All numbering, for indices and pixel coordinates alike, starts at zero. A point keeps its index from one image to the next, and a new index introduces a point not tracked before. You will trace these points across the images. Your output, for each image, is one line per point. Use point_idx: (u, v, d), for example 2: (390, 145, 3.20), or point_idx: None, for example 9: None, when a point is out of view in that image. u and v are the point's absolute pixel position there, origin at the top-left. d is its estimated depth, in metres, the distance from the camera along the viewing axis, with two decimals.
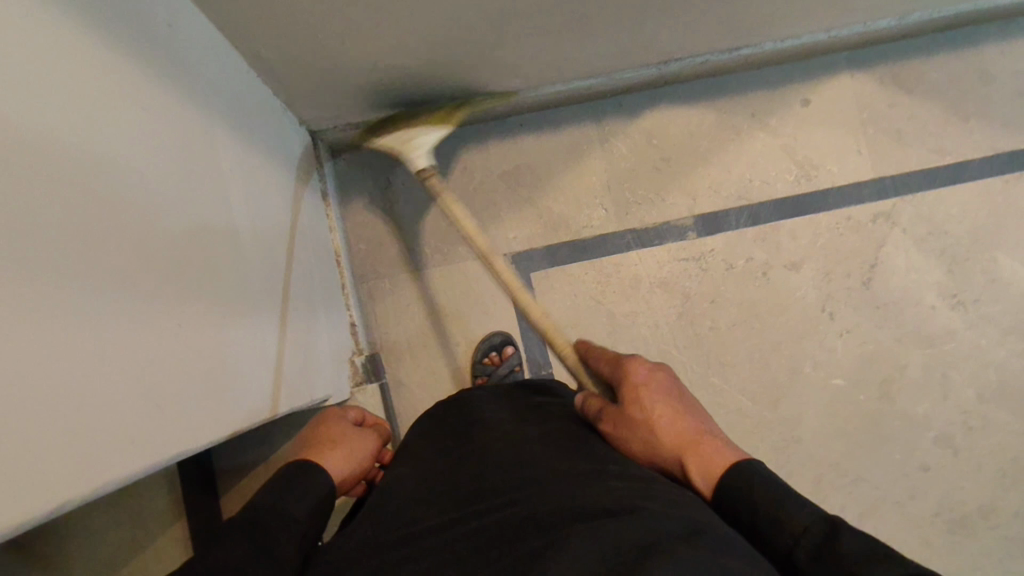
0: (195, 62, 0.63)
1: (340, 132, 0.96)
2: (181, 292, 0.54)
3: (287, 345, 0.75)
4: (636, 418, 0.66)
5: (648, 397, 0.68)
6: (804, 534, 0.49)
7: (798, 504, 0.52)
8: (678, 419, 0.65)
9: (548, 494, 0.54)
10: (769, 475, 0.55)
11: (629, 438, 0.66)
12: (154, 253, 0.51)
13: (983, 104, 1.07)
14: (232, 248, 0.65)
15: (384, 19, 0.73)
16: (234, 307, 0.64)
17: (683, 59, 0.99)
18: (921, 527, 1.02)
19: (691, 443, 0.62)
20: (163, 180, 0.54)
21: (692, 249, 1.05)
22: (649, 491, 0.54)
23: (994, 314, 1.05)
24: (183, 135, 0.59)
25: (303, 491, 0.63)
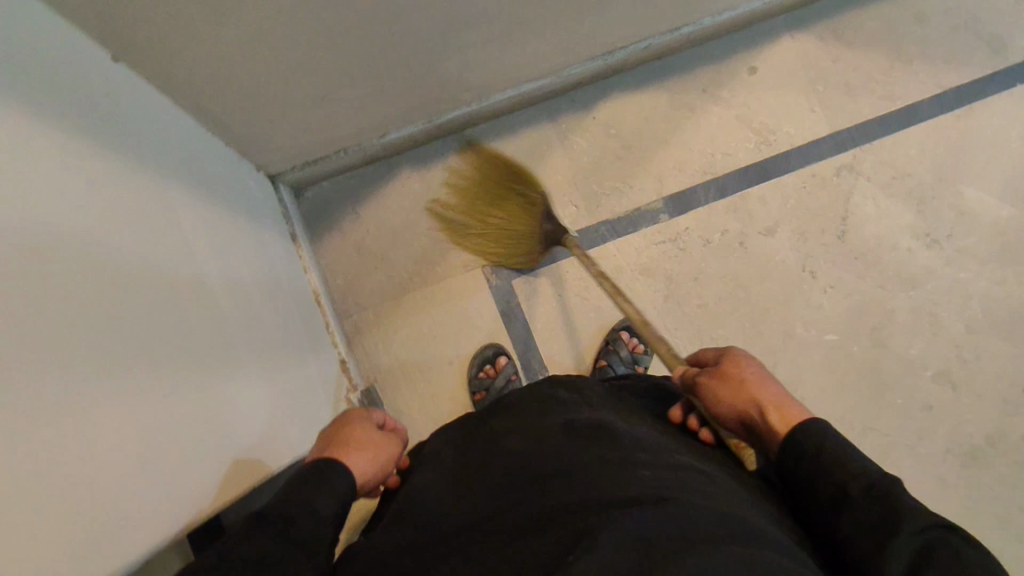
0: (142, 126, 0.62)
1: (297, 171, 0.95)
2: (167, 363, 0.53)
3: (278, 395, 0.74)
4: (727, 372, 0.67)
5: (746, 358, 0.68)
6: (854, 479, 0.53)
7: (856, 455, 0.55)
8: (769, 378, 0.65)
9: (578, 482, 0.55)
10: (831, 429, 0.58)
11: (718, 390, 0.66)
12: (134, 339, 0.50)
13: (923, 44, 1.09)
14: (210, 315, 0.63)
15: (328, 54, 0.73)
16: (223, 372, 0.62)
17: (626, 47, 0.99)
18: (934, 466, 1.04)
19: (777, 401, 0.62)
20: (129, 258, 0.53)
21: (667, 231, 1.05)
22: (685, 482, 0.55)
23: (968, 246, 1.07)
24: (141, 203, 0.57)
25: (340, 485, 0.59)
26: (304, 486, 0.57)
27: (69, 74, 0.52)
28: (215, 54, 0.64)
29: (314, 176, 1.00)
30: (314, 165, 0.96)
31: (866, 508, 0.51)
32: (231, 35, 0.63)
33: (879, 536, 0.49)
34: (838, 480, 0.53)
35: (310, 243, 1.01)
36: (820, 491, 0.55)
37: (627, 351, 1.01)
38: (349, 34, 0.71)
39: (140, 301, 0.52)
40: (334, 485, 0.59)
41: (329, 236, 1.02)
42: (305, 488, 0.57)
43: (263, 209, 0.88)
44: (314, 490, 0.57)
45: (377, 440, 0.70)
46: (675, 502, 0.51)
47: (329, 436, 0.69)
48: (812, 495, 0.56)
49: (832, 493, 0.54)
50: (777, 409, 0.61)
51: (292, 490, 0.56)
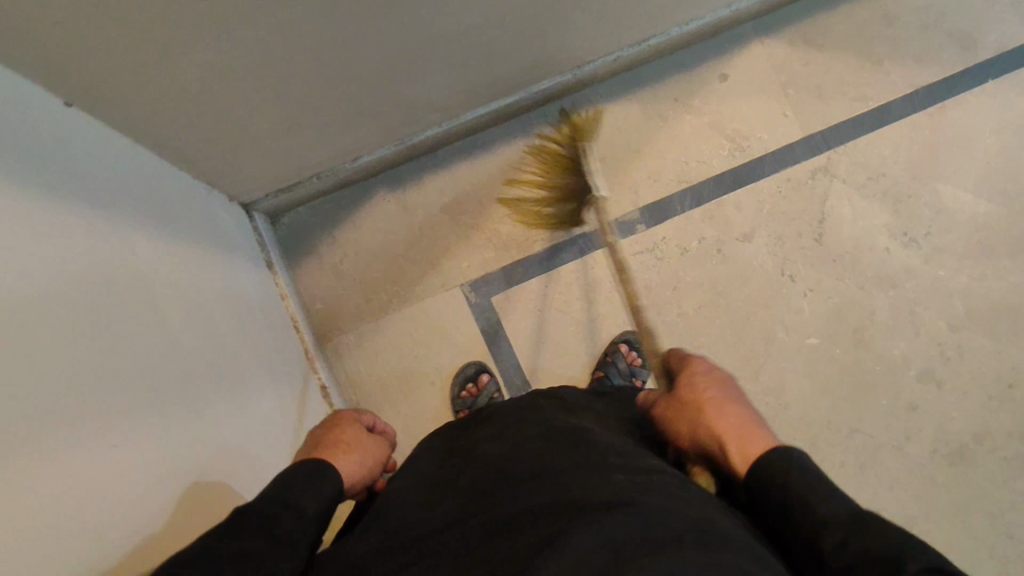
0: (99, 165, 0.62)
1: (271, 199, 0.96)
2: (126, 402, 0.53)
3: (250, 423, 0.74)
4: (685, 399, 0.67)
5: (703, 382, 0.67)
6: (829, 521, 0.50)
7: (833, 497, 0.51)
8: (726, 404, 0.64)
9: (551, 487, 0.55)
10: (805, 464, 0.55)
11: (677, 420, 0.67)
12: (89, 381, 0.50)
13: (892, 44, 1.10)
14: (175, 354, 0.63)
15: (290, 82, 0.73)
16: (188, 410, 0.62)
17: (594, 61, 1.00)
18: (922, 465, 1.03)
19: (735, 427, 0.61)
20: (86, 299, 0.53)
21: (644, 241, 1.06)
22: (653, 483, 0.55)
23: (946, 244, 1.07)
24: (100, 242, 0.57)
25: (324, 492, 0.60)
26: (289, 491, 0.58)
27: (20, 120, 0.52)
28: (174, 90, 0.65)
29: (289, 203, 1.00)
30: (287, 193, 0.96)
31: (844, 543, 0.48)
32: (189, 72, 0.63)
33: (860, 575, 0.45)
34: (815, 516, 0.51)
35: (288, 269, 1.01)
36: (801, 527, 0.52)
37: (625, 364, 1.00)
38: (309, 64, 0.72)
39: (95, 348, 0.52)
40: (320, 491, 0.60)
41: (307, 261, 1.02)
42: (290, 495, 0.57)
43: (235, 238, 0.88)
44: (299, 498, 0.57)
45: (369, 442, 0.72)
46: (642, 506, 0.51)
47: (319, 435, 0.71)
48: (792, 531, 0.53)
49: (812, 529, 0.51)
50: (734, 439, 0.60)
51: (277, 495, 0.57)
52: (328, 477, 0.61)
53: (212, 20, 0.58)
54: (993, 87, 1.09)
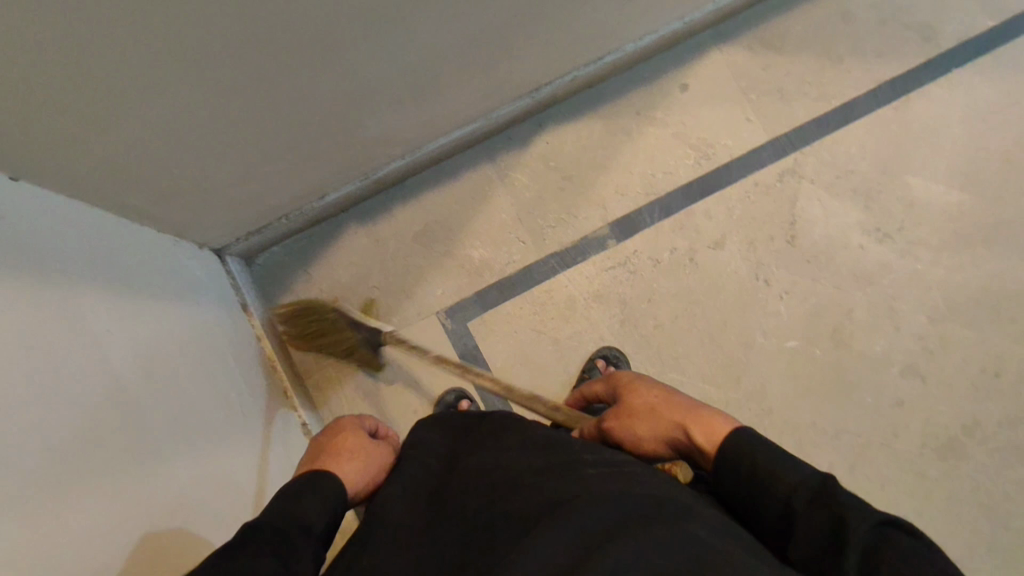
0: (54, 230, 0.64)
1: (242, 242, 0.98)
2: (87, 460, 0.55)
3: (222, 462, 0.76)
4: (635, 407, 0.71)
5: (639, 386, 0.74)
6: (796, 491, 0.53)
7: (791, 466, 0.55)
8: (672, 398, 0.69)
9: (527, 489, 0.58)
10: (759, 440, 0.58)
11: (637, 425, 0.70)
12: (50, 442, 0.52)
13: (851, 41, 1.09)
14: (138, 410, 0.64)
15: (245, 128, 0.75)
16: (150, 467, 0.63)
17: (550, 82, 1.01)
18: (912, 461, 1.02)
19: (691, 412, 0.66)
20: (43, 362, 0.54)
21: (616, 256, 1.06)
22: (621, 473, 0.58)
23: (921, 237, 1.06)
24: (57, 305, 0.59)
25: (330, 498, 0.61)
26: (297, 499, 0.59)
27: None
28: (123, 150, 0.66)
29: (261, 244, 1.02)
30: (258, 235, 0.98)
31: (810, 516, 0.52)
32: (136, 130, 0.65)
33: (830, 544, 0.49)
34: (780, 493, 0.54)
35: (265, 309, 1.03)
36: (769, 505, 0.55)
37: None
38: (257, 111, 0.74)
39: (50, 414, 0.53)
40: (326, 496, 0.61)
41: (283, 300, 1.04)
42: (299, 504, 0.58)
43: (203, 284, 0.89)
44: (307, 506, 0.59)
45: (370, 447, 0.73)
46: (608, 492, 0.54)
47: (323, 444, 0.72)
48: (762, 510, 0.56)
49: (780, 506, 0.54)
50: (694, 424, 0.64)
51: (286, 504, 0.58)
52: (331, 482, 0.63)
53: (152, 80, 0.60)
54: (956, 77, 1.09)
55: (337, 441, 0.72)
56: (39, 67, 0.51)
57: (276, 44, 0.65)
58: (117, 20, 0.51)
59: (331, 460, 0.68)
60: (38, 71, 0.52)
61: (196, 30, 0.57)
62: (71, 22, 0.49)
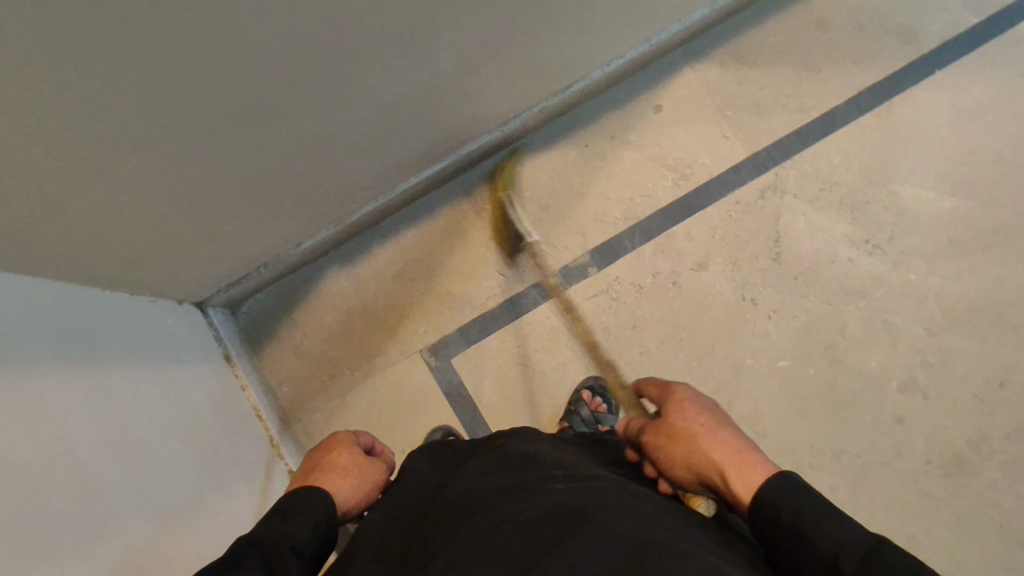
0: (31, 310, 0.65)
1: (223, 293, 0.99)
2: (62, 536, 0.56)
3: (199, 511, 0.77)
4: (676, 429, 0.63)
5: (690, 408, 0.65)
6: (848, 545, 0.47)
7: (842, 521, 0.49)
8: (719, 431, 0.61)
9: (510, 518, 0.53)
10: (807, 491, 0.52)
11: (671, 451, 0.62)
12: (22, 525, 0.53)
13: (829, 50, 1.07)
14: (105, 481, 0.64)
15: (210, 188, 0.76)
16: (117, 538, 0.62)
17: (519, 114, 1.01)
18: (917, 480, 0.99)
19: (734, 456, 0.58)
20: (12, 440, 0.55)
21: (598, 283, 1.05)
22: (588, 487, 0.56)
23: (913, 246, 1.03)
24: (35, 382, 0.60)
25: (317, 514, 0.60)
26: (282, 520, 0.57)
27: None
28: (84, 227, 0.67)
29: (244, 293, 1.03)
30: (238, 285, 1.00)
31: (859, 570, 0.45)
32: (93, 206, 0.65)
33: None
34: (827, 549, 0.48)
35: (250, 357, 1.04)
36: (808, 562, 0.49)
37: (588, 411, 0.98)
38: (219, 170, 0.74)
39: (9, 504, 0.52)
40: (315, 516, 0.60)
41: (268, 347, 1.05)
42: (287, 525, 0.57)
43: (182, 341, 0.90)
44: (295, 525, 0.57)
45: (363, 463, 0.71)
46: (573, 507, 0.52)
47: (315, 460, 0.70)
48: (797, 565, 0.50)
49: (825, 555, 0.48)
50: (733, 467, 0.57)
51: (271, 527, 0.56)
52: (321, 499, 0.61)
53: (97, 158, 0.60)
54: (941, 78, 1.06)
55: (328, 458, 0.70)
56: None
57: (227, 108, 0.65)
58: (59, 108, 0.52)
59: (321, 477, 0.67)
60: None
61: (128, 108, 0.57)
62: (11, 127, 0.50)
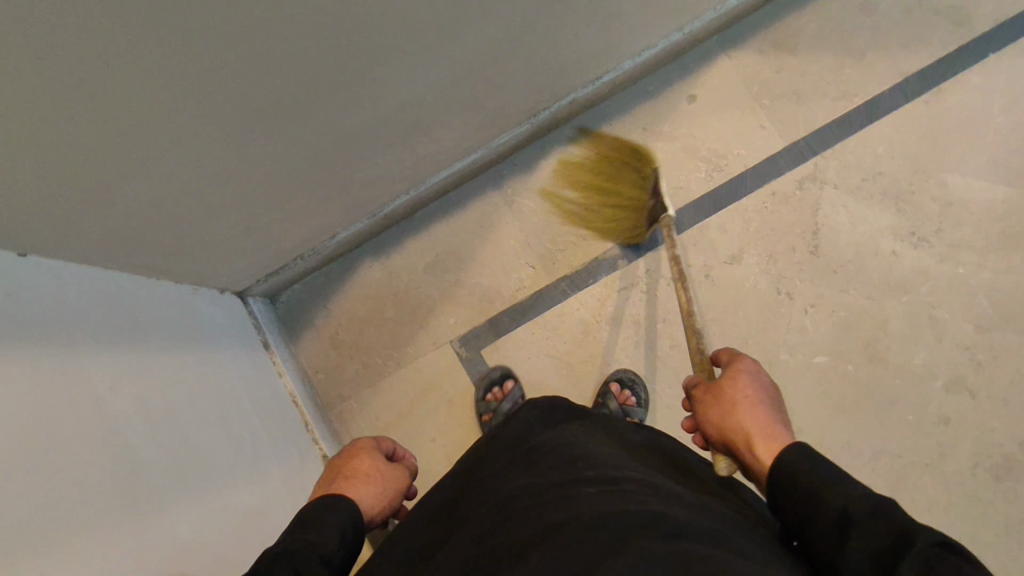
0: (76, 298, 0.69)
1: (262, 283, 1.03)
2: (105, 512, 0.60)
3: (237, 496, 0.80)
4: (722, 391, 0.65)
5: (742, 373, 0.66)
6: (853, 503, 0.49)
7: (845, 483, 0.51)
8: (759, 404, 0.62)
9: (524, 519, 0.55)
10: (812, 458, 0.54)
11: (711, 411, 0.65)
12: (67, 499, 0.57)
13: (873, 33, 1.03)
14: (137, 467, 0.66)
15: (245, 182, 0.79)
16: (149, 520, 0.65)
17: (549, 106, 1.02)
18: (963, 483, 0.94)
19: (766, 433, 0.59)
20: (57, 422, 0.59)
21: (628, 276, 1.04)
22: (616, 493, 0.55)
23: (962, 239, 0.98)
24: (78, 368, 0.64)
25: (338, 525, 0.61)
26: (309, 529, 0.59)
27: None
28: (128, 221, 0.70)
29: (282, 283, 1.07)
30: (276, 276, 1.04)
31: (865, 528, 0.47)
32: (129, 201, 0.67)
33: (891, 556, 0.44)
34: (831, 509, 0.49)
35: (288, 345, 1.08)
36: (817, 525, 0.50)
37: (617, 404, 0.98)
38: (253, 164, 0.77)
39: (41, 482, 0.55)
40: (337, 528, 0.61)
41: (305, 336, 1.09)
42: (312, 534, 0.58)
43: (222, 329, 0.94)
44: (323, 531, 0.59)
45: (384, 470, 0.72)
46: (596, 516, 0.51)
47: (338, 467, 0.72)
48: (806, 531, 0.51)
49: (833, 518, 0.49)
50: (761, 441, 0.59)
51: (298, 534, 0.58)
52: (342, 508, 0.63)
53: (139, 157, 0.63)
54: (995, 62, 1.01)
55: (350, 464, 0.72)
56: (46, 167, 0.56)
57: (260, 103, 0.68)
58: (102, 113, 0.55)
59: (341, 485, 0.68)
60: (43, 169, 0.56)
61: (156, 108, 0.59)
62: (57, 130, 0.54)
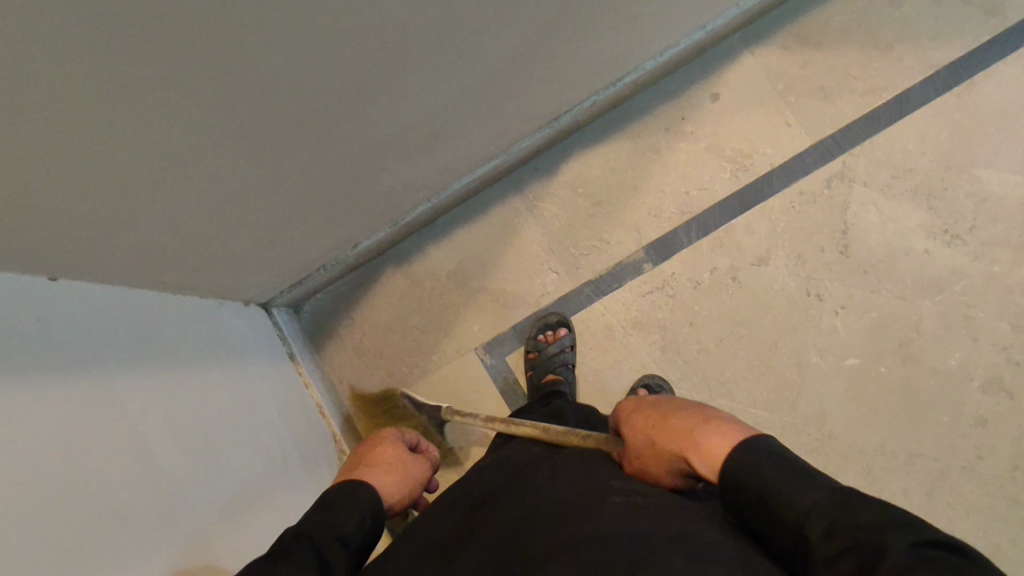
0: (108, 318, 0.70)
1: (286, 294, 1.03)
2: (143, 530, 0.61)
3: (263, 497, 0.81)
4: (636, 449, 0.62)
5: (632, 419, 0.65)
6: (814, 509, 0.46)
7: (805, 484, 0.48)
8: (662, 423, 0.60)
9: (546, 526, 0.54)
10: (763, 449, 0.51)
11: (647, 471, 0.60)
12: (108, 521, 0.57)
13: (902, 25, 1.00)
14: (172, 485, 0.66)
15: (269, 197, 0.79)
16: (180, 535, 0.65)
17: (570, 109, 1.00)
18: (1002, 485, 0.92)
19: (685, 432, 0.57)
20: (97, 445, 0.60)
21: (653, 280, 1.03)
22: (648, 505, 0.54)
23: (998, 236, 0.96)
24: (114, 391, 0.65)
25: (361, 508, 0.61)
26: (330, 510, 0.59)
27: (34, 315, 0.59)
28: (157, 240, 0.71)
29: (305, 293, 1.07)
30: (299, 286, 1.04)
31: (837, 539, 0.44)
32: (158, 220, 0.68)
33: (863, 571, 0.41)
34: (795, 516, 0.47)
35: (312, 355, 1.08)
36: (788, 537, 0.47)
37: None
38: (276, 178, 0.76)
39: (78, 509, 0.55)
40: (358, 511, 0.60)
41: (329, 345, 1.09)
42: (333, 516, 0.58)
43: (249, 342, 0.94)
44: (343, 515, 0.59)
45: (407, 459, 0.72)
46: (630, 530, 0.50)
47: (360, 456, 0.72)
48: (776, 537, 0.49)
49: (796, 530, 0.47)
50: (689, 449, 0.55)
51: (320, 515, 0.58)
52: (364, 492, 0.62)
53: (168, 178, 0.63)
54: None
55: (373, 453, 0.72)
56: (79, 196, 0.56)
57: (283, 121, 0.68)
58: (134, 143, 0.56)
59: (364, 472, 0.68)
60: (76, 197, 0.56)
61: (180, 129, 0.58)
62: (90, 161, 0.54)
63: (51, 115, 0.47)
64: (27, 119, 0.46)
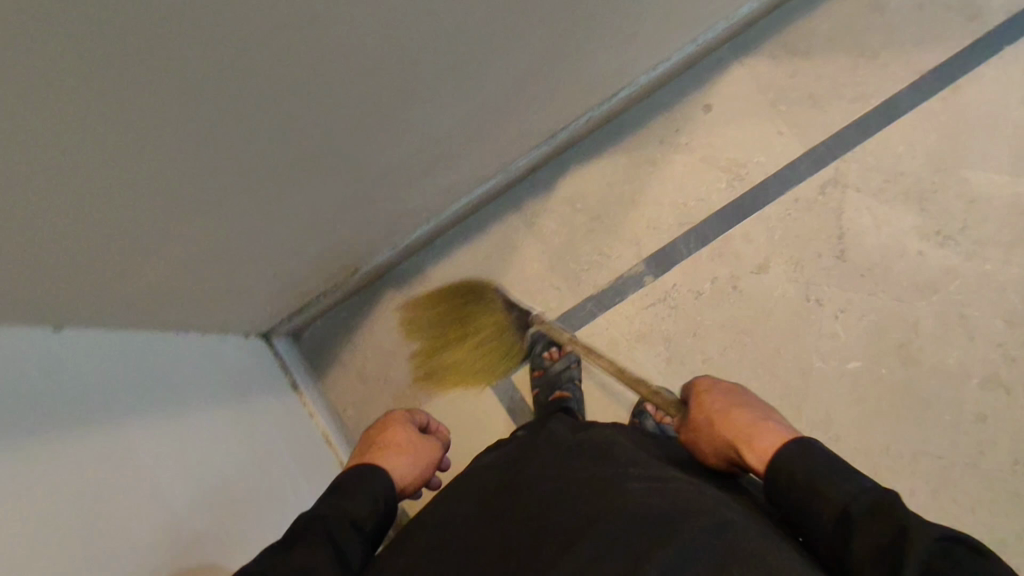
0: (112, 359, 0.68)
1: (288, 323, 1.03)
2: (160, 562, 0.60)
3: (274, 504, 0.81)
4: (701, 423, 0.71)
5: (709, 399, 0.73)
6: (853, 498, 0.51)
7: (846, 480, 0.53)
8: (731, 412, 0.68)
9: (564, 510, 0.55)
10: (816, 452, 0.57)
11: (700, 444, 0.69)
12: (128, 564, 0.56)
13: (886, 32, 1.02)
14: (187, 521, 0.65)
15: (271, 230, 0.77)
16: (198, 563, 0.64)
17: (566, 126, 1.01)
18: (1006, 480, 0.94)
19: (747, 427, 0.64)
20: (110, 486, 0.59)
21: (655, 292, 1.03)
22: (664, 490, 0.55)
23: (988, 235, 0.98)
24: (124, 431, 0.64)
25: (374, 492, 0.61)
26: (343, 493, 0.60)
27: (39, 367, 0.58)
28: (161, 281, 0.69)
29: (306, 320, 1.06)
30: (300, 314, 1.03)
31: (871, 522, 0.49)
32: (162, 260, 0.66)
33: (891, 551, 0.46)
34: (836, 500, 0.52)
35: (316, 382, 1.07)
36: (823, 521, 0.52)
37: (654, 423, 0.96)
38: (280, 210, 0.75)
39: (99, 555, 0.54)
40: (371, 494, 0.61)
41: (332, 372, 1.08)
42: (346, 500, 0.59)
43: (252, 373, 0.93)
44: (356, 497, 0.60)
45: (419, 441, 0.73)
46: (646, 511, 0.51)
47: (373, 438, 0.73)
48: (814, 526, 0.53)
49: (834, 513, 0.52)
50: (746, 440, 0.63)
51: (333, 499, 0.59)
52: (376, 475, 0.63)
53: (171, 217, 0.62)
54: (1010, 54, 1.00)
55: (384, 435, 0.72)
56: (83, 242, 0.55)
57: (285, 152, 0.67)
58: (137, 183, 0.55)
59: (376, 454, 0.68)
60: (81, 243, 0.55)
61: (183, 165, 0.58)
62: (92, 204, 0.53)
63: (54, 159, 0.46)
64: (25, 161, 0.44)
